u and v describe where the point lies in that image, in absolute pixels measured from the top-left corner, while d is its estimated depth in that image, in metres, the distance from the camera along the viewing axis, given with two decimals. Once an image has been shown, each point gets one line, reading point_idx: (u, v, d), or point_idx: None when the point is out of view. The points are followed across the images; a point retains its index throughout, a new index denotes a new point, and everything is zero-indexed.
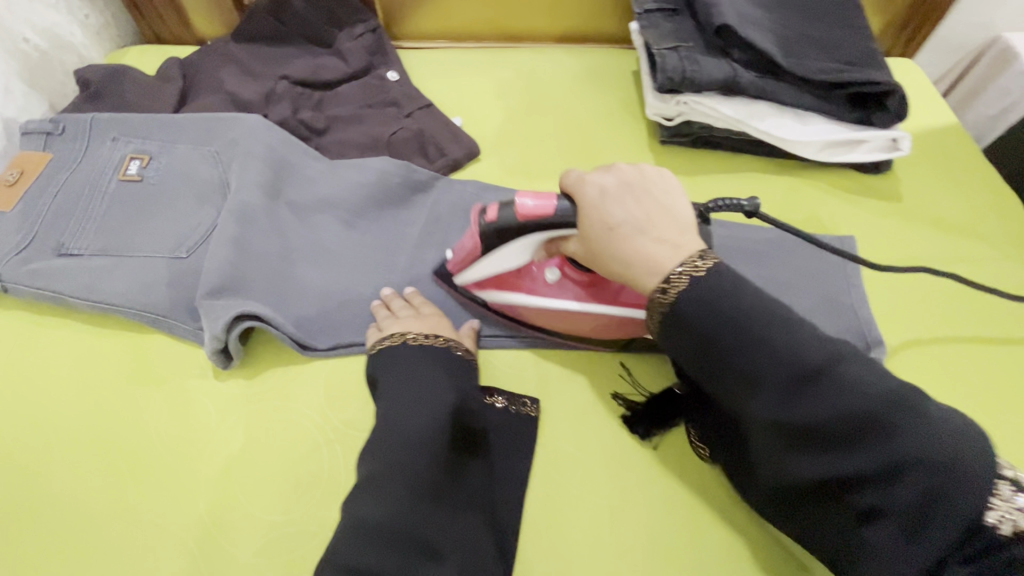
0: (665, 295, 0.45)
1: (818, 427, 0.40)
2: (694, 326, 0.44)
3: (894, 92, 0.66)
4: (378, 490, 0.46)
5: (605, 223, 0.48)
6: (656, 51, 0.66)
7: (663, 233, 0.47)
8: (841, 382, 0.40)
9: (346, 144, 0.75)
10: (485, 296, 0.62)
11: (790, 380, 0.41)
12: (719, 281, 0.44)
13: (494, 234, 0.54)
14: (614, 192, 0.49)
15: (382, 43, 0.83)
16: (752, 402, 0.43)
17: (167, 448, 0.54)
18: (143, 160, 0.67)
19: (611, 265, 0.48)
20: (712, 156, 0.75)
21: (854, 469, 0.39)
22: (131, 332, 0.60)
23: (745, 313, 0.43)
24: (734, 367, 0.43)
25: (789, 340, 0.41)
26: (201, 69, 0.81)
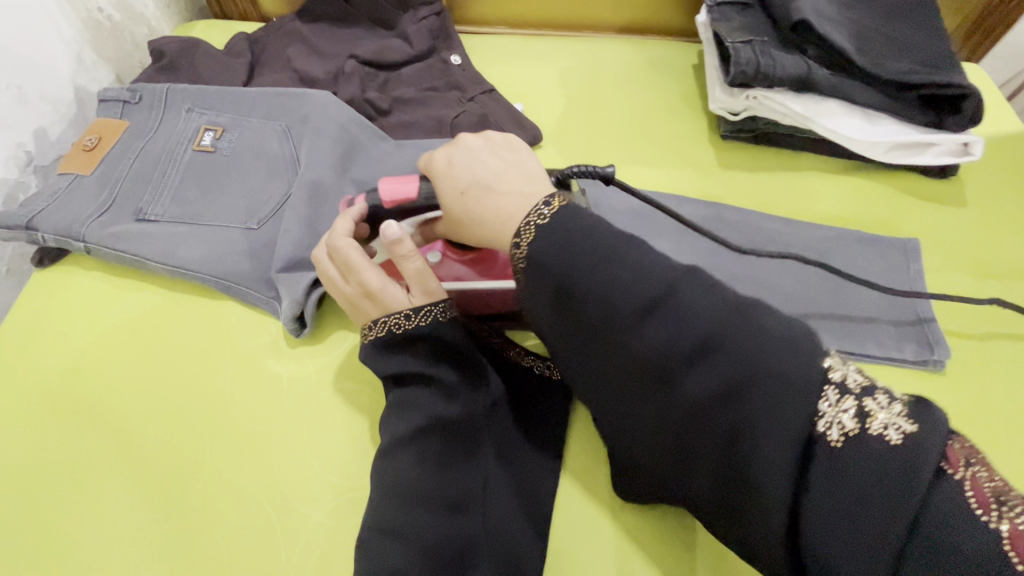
0: (517, 248, 0.43)
1: (680, 356, 0.38)
2: (547, 266, 0.42)
3: (970, 96, 0.65)
4: (403, 458, 0.47)
5: (454, 187, 0.49)
6: (729, 45, 0.66)
7: (501, 188, 0.47)
8: (678, 302, 0.39)
9: (410, 125, 0.76)
10: None
11: (641, 303, 0.39)
12: (566, 217, 0.43)
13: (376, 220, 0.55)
14: (459, 159, 0.50)
15: (446, 27, 0.84)
16: (613, 339, 0.41)
17: (239, 411, 0.56)
18: (216, 132, 0.68)
19: (471, 230, 0.48)
20: (775, 154, 0.75)
21: (708, 391, 0.37)
22: (204, 299, 0.62)
23: (585, 236, 0.42)
24: (594, 301, 0.41)
25: (632, 263, 0.40)
26: (269, 47, 0.82)
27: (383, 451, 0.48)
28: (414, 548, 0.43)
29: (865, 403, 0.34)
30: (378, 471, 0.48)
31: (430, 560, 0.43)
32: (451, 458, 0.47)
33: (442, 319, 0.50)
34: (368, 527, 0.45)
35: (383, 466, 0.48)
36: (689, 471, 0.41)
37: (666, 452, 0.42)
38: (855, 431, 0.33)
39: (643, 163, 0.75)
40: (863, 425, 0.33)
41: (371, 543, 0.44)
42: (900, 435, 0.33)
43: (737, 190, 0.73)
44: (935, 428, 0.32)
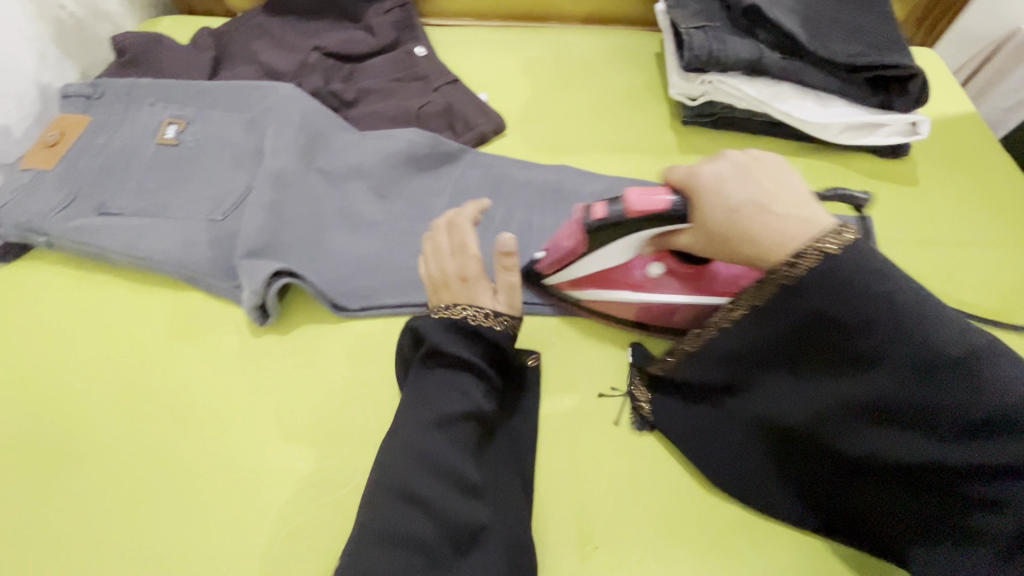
0: (793, 268, 0.43)
1: (917, 411, 0.40)
2: (818, 294, 0.42)
3: (915, 76, 0.67)
4: (430, 429, 0.47)
5: (727, 204, 0.46)
6: (683, 30, 0.67)
7: (789, 213, 0.45)
8: (974, 371, 0.38)
9: (375, 116, 0.76)
10: (583, 294, 0.61)
11: (920, 369, 0.39)
12: (857, 261, 0.41)
13: (593, 234, 0.53)
14: (731, 177, 0.47)
15: (410, 19, 0.84)
16: (854, 380, 0.43)
17: (205, 399, 0.57)
18: (179, 125, 0.69)
19: (739, 249, 0.46)
20: (732, 137, 0.77)
21: (963, 457, 0.39)
22: (169, 290, 0.62)
23: (866, 294, 0.40)
24: (856, 348, 0.41)
25: (931, 327, 0.39)
26: (234, 40, 0.82)
27: (408, 427, 0.47)
28: (422, 514, 0.45)
29: None
30: (395, 442, 0.47)
31: (450, 534, 0.45)
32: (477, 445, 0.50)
33: (511, 333, 0.53)
34: (378, 487, 0.46)
35: (406, 432, 0.47)
36: (875, 494, 0.45)
37: (856, 476, 0.46)
38: None
39: (605, 149, 0.77)
40: None
41: (382, 504, 0.45)
42: None
43: None
44: None
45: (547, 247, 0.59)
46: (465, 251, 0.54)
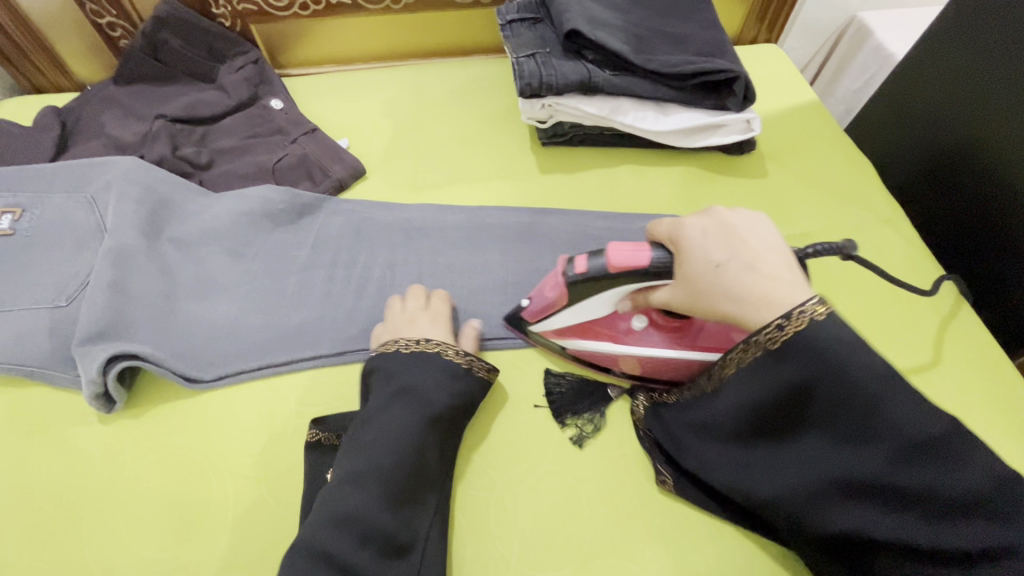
0: (782, 330, 0.43)
1: (898, 491, 0.41)
2: (812, 375, 0.42)
3: (738, 78, 0.71)
4: (368, 474, 0.49)
5: (708, 263, 0.47)
6: (515, 60, 0.70)
7: (774, 271, 0.45)
8: (935, 445, 0.40)
9: (230, 176, 0.75)
10: (565, 343, 0.61)
11: (901, 450, 0.40)
12: (838, 343, 0.42)
13: (576, 285, 0.53)
14: (715, 233, 0.48)
15: (265, 73, 0.84)
16: (837, 458, 0.43)
17: (51, 499, 0.54)
18: (14, 214, 0.66)
19: (715, 306, 0.46)
20: (589, 153, 0.79)
21: (921, 525, 0.41)
22: (11, 387, 0.59)
23: (877, 387, 0.41)
24: (828, 415, 0.42)
25: (890, 403, 0.41)
26: (82, 115, 0.80)
27: (351, 468, 0.50)
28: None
29: None
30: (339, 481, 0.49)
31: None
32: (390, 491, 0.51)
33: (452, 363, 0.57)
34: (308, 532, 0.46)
35: (347, 479, 0.49)
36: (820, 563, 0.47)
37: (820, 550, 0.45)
38: None
39: (469, 179, 0.78)
40: None
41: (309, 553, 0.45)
42: None
43: (557, 192, 0.76)
44: None
45: (532, 294, 0.59)
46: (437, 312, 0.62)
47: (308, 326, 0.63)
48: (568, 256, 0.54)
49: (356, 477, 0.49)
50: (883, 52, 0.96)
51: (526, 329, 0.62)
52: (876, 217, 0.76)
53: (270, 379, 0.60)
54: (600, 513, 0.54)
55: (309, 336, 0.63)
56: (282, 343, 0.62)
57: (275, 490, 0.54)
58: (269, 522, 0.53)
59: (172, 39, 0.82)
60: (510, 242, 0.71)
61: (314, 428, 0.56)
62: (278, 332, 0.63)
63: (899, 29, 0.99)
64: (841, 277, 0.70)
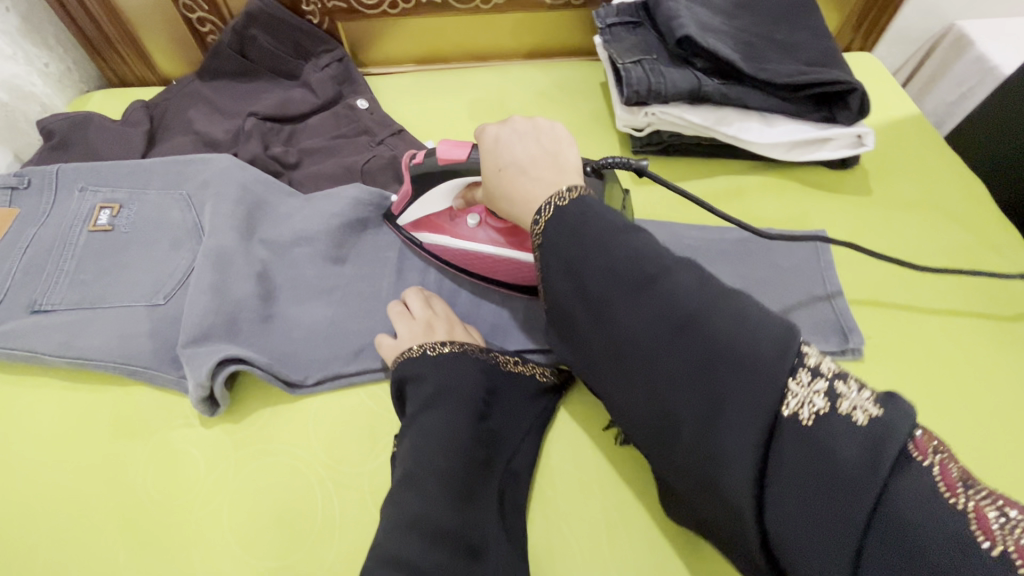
0: (539, 226, 0.47)
1: (643, 336, 0.42)
2: (557, 242, 0.46)
3: (855, 90, 0.67)
4: (425, 490, 0.46)
5: (496, 165, 0.53)
6: (620, 66, 0.67)
7: (540, 175, 0.50)
8: (665, 289, 0.41)
9: (318, 176, 0.74)
10: (419, 237, 0.67)
11: (623, 287, 0.43)
12: (575, 211, 0.46)
13: (420, 177, 0.62)
14: (506, 138, 0.53)
15: (350, 72, 0.83)
16: (601, 316, 0.44)
17: (157, 503, 0.53)
18: (112, 209, 0.66)
19: (502, 205, 0.53)
20: (684, 162, 0.76)
21: (677, 375, 0.40)
22: (114, 386, 0.59)
23: (604, 234, 0.45)
24: (590, 285, 0.44)
25: (625, 254, 0.43)
26: (170, 110, 0.80)
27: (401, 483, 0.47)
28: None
29: (831, 381, 0.36)
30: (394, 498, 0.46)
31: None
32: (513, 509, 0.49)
33: (498, 366, 0.56)
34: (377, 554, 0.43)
35: (409, 495, 0.46)
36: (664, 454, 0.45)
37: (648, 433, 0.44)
38: (823, 409, 0.35)
39: None
40: (830, 403, 0.35)
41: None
42: (866, 415, 0.34)
43: (651, 202, 0.73)
44: (894, 409, 0.34)
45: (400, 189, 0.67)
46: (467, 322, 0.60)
47: None
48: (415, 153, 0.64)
49: (411, 480, 0.46)
50: (986, 64, 0.92)
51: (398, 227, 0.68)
52: (992, 236, 0.72)
53: (369, 387, 0.59)
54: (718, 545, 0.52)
55: None
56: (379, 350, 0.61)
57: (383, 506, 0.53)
58: None
59: (261, 35, 0.81)
60: None
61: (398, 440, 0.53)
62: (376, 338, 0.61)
63: (1001, 40, 0.94)
64: (959, 301, 0.66)
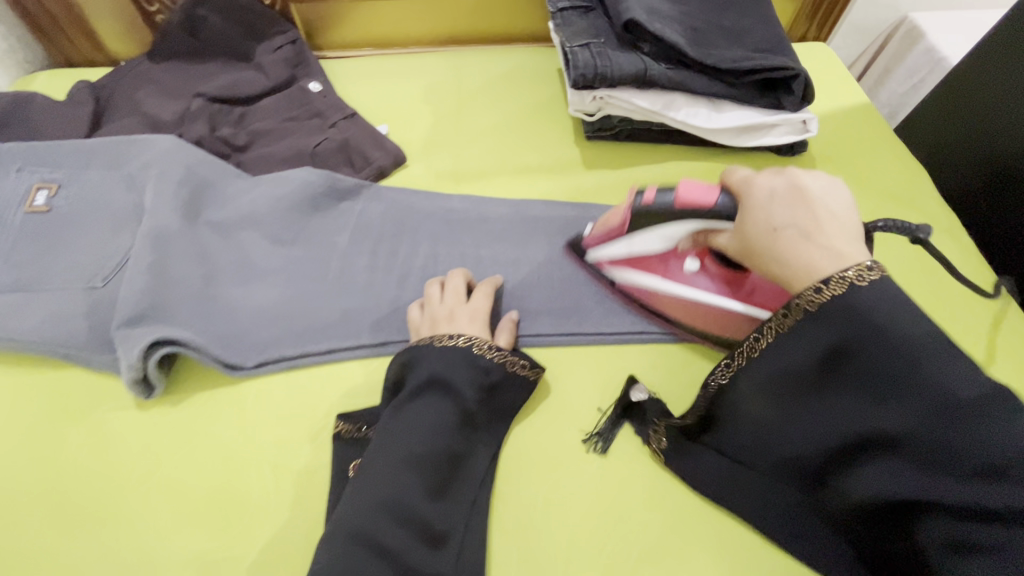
0: (819, 294, 0.41)
1: (902, 439, 0.39)
2: (838, 323, 0.41)
3: (798, 76, 0.68)
4: (378, 465, 0.48)
5: (769, 223, 0.47)
6: (568, 49, 0.68)
7: (829, 242, 0.44)
8: (991, 424, 0.37)
9: (268, 159, 0.73)
10: (615, 273, 0.64)
11: (938, 409, 0.38)
12: (879, 304, 0.40)
13: (642, 216, 0.57)
14: (785, 194, 0.48)
15: (303, 54, 0.82)
16: (845, 400, 0.42)
17: (88, 484, 0.53)
18: (51, 190, 0.65)
19: (764, 266, 0.47)
20: (636, 148, 0.77)
21: (942, 494, 0.38)
22: (49, 368, 0.58)
23: (887, 334, 0.39)
24: (868, 375, 0.40)
25: (939, 372, 0.38)
26: (117, 91, 0.78)
27: (375, 458, 0.49)
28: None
29: None
30: (364, 473, 0.49)
31: None
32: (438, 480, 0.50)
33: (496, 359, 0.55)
34: (335, 523, 0.46)
35: (373, 468, 0.48)
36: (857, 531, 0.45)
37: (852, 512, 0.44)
38: None
39: (511, 170, 0.76)
40: None
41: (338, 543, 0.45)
42: None
43: (603, 188, 0.74)
44: None
45: (597, 221, 0.63)
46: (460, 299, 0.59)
47: (350, 314, 0.62)
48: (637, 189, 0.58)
49: (380, 456, 0.49)
50: (936, 55, 0.94)
51: (584, 256, 0.66)
52: (932, 223, 0.74)
53: (312, 369, 0.59)
54: (653, 520, 0.52)
55: (354, 324, 0.61)
56: (323, 332, 0.60)
57: (320, 485, 0.53)
58: (313, 518, 0.51)
59: (212, 16, 0.80)
60: (555, 236, 0.69)
61: (338, 419, 0.54)
62: (320, 320, 0.61)
63: (951, 32, 0.96)
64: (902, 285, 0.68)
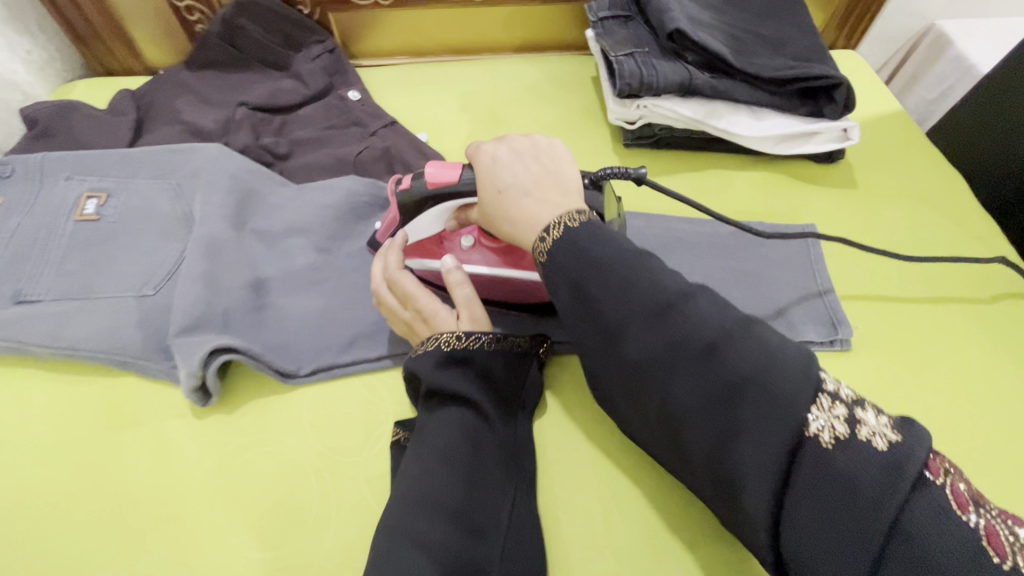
0: (543, 243, 0.48)
1: (654, 355, 0.43)
2: (563, 266, 0.47)
3: (841, 85, 0.69)
4: (430, 476, 0.47)
5: (494, 186, 0.53)
6: (613, 58, 0.68)
7: (544, 197, 0.51)
8: (687, 314, 0.43)
9: (310, 167, 0.74)
10: (412, 263, 0.63)
11: (645, 316, 0.43)
12: (584, 233, 0.47)
13: (408, 205, 0.58)
14: (505, 158, 0.54)
15: (341, 63, 0.83)
16: (607, 336, 0.45)
17: (146, 494, 0.52)
18: (100, 199, 0.65)
19: (502, 227, 0.53)
20: (675, 156, 0.77)
21: (701, 390, 0.41)
22: (103, 378, 0.58)
23: (620, 263, 0.45)
24: (602, 304, 0.45)
25: (640, 282, 0.44)
26: (156, 99, 0.79)
27: (421, 472, 0.48)
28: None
29: (852, 408, 0.38)
30: (411, 487, 0.47)
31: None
32: (495, 488, 0.50)
33: (488, 350, 0.54)
34: (393, 532, 0.45)
35: (425, 478, 0.47)
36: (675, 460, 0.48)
37: (663, 443, 0.47)
38: (847, 433, 0.37)
39: None
40: (851, 428, 0.37)
41: (405, 554, 0.43)
42: (885, 440, 0.36)
43: (643, 196, 0.74)
44: (908, 434, 0.37)
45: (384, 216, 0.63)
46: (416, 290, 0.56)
47: None
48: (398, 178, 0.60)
49: (428, 470, 0.47)
50: (965, 63, 0.94)
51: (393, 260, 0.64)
52: (972, 229, 0.74)
53: (364, 378, 0.59)
54: (711, 530, 0.52)
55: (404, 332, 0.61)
56: (373, 339, 0.61)
57: (380, 493, 0.53)
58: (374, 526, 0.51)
59: (250, 26, 0.80)
60: None
61: (397, 427, 0.54)
62: (369, 329, 0.61)
63: (979, 39, 0.96)
64: (944, 291, 0.68)
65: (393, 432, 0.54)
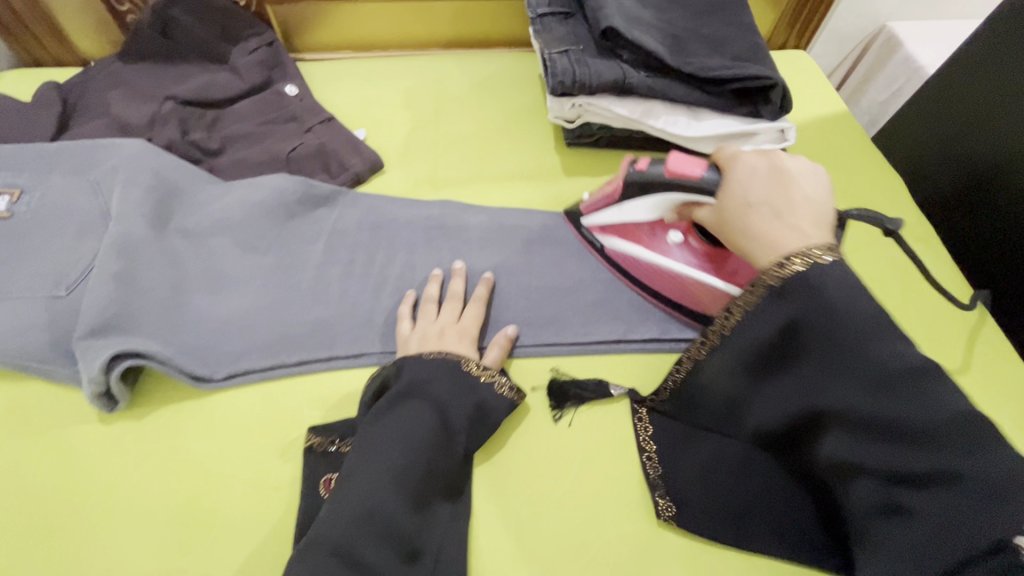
0: (782, 270, 0.44)
1: (867, 414, 0.41)
2: (800, 300, 0.43)
3: (776, 86, 0.68)
4: (356, 475, 0.48)
5: (744, 200, 0.49)
6: (547, 56, 0.67)
7: (800, 220, 0.46)
8: (934, 390, 0.40)
9: (241, 164, 0.72)
10: (605, 241, 0.65)
11: (880, 381, 0.41)
12: (833, 282, 0.42)
13: (636, 186, 0.58)
14: (768, 172, 0.50)
15: (280, 57, 0.81)
16: (812, 372, 0.44)
17: (45, 503, 0.51)
18: (12, 196, 0.63)
19: (738, 241, 0.49)
20: (616, 156, 0.76)
21: (911, 464, 0.40)
22: (9, 382, 0.56)
23: (852, 320, 0.41)
24: (824, 353, 0.43)
25: (883, 347, 0.41)
26: (85, 92, 0.76)
27: (355, 469, 0.48)
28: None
29: None
30: (344, 483, 0.48)
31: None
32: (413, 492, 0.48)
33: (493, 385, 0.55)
34: (311, 537, 0.44)
35: (353, 477, 0.47)
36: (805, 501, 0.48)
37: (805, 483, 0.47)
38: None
39: (491, 177, 0.75)
40: None
41: (315, 558, 0.43)
42: None
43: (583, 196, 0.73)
44: None
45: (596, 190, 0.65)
46: (453, 316, 0.60)
47: (322, 326, 0.60)
48: (633, 157, 0.59)
49: (357, 470, 0.48)
50: (913, 65, 0.95)
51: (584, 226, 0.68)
52: (909, 231, 0.74)
53: (282, 382, 0.58)
54: (631, 533, 0.51)
55: (327, 335, 0.60)
56: (294, 343, 0.59)
57: (289, 500, 0.51)
58: (279, 535, 0.50)
59: (183, 17, 0.78)
60: (537, 245, 0.68)
61: (310, 432, 0.53)
62: (292, 332, 0.60)
63: (929, 42, 0.97)
64: (879, 292, 0.68)
65: (307, 436, 0.54)
